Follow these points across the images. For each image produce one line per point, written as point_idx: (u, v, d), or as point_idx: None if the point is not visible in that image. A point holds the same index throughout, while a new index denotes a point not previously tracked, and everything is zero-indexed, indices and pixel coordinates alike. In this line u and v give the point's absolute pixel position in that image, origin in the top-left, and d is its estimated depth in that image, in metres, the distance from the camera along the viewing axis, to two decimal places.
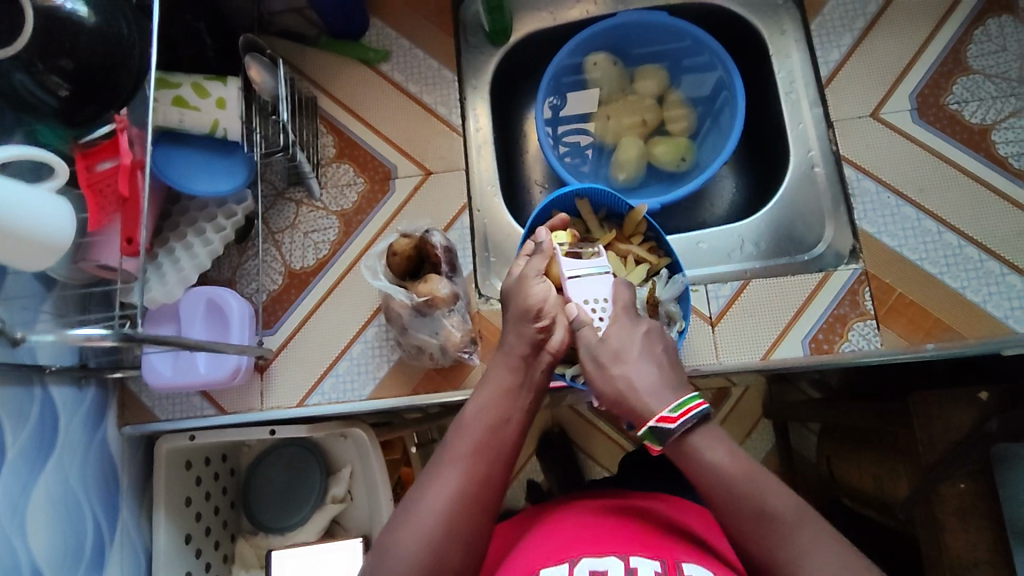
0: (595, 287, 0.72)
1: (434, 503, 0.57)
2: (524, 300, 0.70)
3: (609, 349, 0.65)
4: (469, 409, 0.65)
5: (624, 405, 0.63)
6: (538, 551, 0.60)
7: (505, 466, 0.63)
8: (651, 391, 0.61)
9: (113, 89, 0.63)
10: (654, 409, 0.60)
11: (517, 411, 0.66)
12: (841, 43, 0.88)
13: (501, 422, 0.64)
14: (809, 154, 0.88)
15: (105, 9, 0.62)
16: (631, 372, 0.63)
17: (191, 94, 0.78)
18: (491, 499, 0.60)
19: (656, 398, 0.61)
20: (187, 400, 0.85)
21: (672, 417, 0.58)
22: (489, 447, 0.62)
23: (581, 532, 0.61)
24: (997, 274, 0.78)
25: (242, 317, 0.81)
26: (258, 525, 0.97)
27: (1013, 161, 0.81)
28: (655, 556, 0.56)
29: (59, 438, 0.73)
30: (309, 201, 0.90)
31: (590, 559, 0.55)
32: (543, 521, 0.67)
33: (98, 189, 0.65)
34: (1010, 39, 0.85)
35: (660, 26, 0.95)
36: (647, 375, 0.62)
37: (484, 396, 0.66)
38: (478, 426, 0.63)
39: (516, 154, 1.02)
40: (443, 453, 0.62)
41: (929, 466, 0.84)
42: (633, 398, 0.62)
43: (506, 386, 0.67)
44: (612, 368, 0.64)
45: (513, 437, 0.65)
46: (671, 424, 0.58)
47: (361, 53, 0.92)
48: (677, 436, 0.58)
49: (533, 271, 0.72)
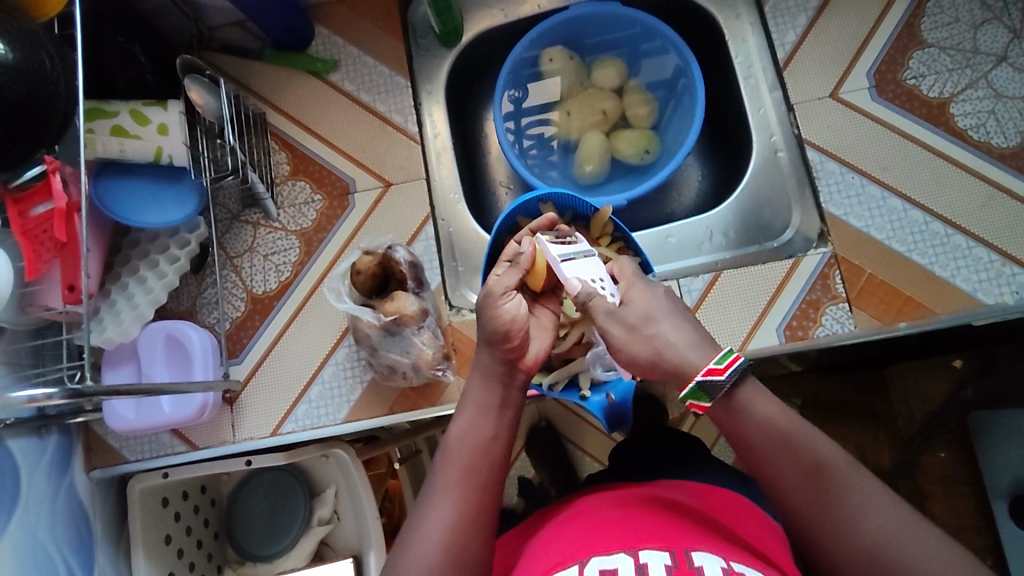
0: (588, 269, 0.66)
1: (431, 536, 0.56)
2: (495, 326, 0.63)
3: (636, 311, 0.60)
4: (454, 431, 0.62)
5: (659, 368, 0.58)
6: (549, 556, 0.58)
7: (497, 487, 0.60)
8: (690, 347, 0.57)
9: (43, 127, 0.59)
10: (698, 362, 0.56)
11: (503, 429, 0.63)
12: (796, 24, 0.87)
13: (488, 444, 0.61)
14: (771, 139, 0.87)
15: (23, 44, 0.58)
16: (665, 329, 0.59)
17: (130, 122, 0.74)
18: (489, 526, 0.58)
19: (697, 353, 0.57)
20: (156, 438, 0.82)
21: (720, 369, 0.54)
22: (480, 471, 0.59)
23: (590, 531, 0.59)
24: (964, 247, 0.78)
25: (204, 350, 0.78)
26: (244, 554, 0.95)
27: (972, 133, 0.81)
28: (666, 547, 0.54)
29: (23, 492, 0.69)
30: (266, 222, 0.87)
31: (599, 558, 0.54)
32: (555, 520, 0.66)
33: (33, 236, 0.62)
34: (962, 9, 0.85)
35: (612, 16, 0.93)
36: (683, 332, 0.58)
37: (465, 415, 0.63)
38: (464, 449, 0.60)
39: (479, 155, 0.99)
40: (434, 482, 0.59)
41: (909, 437, 0.90)
42: (674, 355, 0.57)
43: (488, 404, 0.63)
44: (644, 328, 0.59)
45: (503, 456, 0.62)
46: (720, 376, 0.54)
47: (308, 64, 0.89)
48: (726, 390, 0.54)
49: (502, 289, 0.64)
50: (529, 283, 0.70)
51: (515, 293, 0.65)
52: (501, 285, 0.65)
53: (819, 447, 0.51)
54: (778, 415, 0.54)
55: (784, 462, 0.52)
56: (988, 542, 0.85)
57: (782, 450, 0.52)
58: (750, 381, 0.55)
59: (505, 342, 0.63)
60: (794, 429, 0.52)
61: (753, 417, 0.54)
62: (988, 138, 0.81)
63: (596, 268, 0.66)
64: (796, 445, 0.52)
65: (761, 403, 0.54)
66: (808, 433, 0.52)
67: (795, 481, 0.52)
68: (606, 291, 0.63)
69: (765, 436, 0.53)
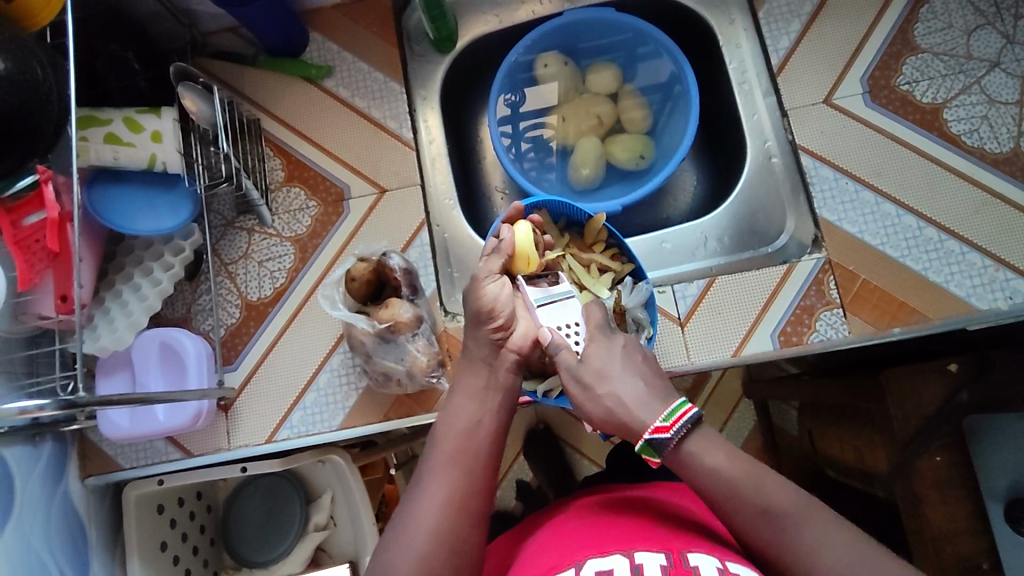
0: (563, 313, 0.68)
1: (423, 522, 0.55)
2: (478, 308, 0.66)
3: (591, 369, 0.61)
4: (442, 419, 0.63)
5: (613, 423, 0.59)
6: (543, 559, 0.58)
7: (489, 474, 0.60)
8: (640, 405, 0.58)
9: (34, 137, 0.59)
10: (646, 421, 0.57)
11: (489, 413, 0.63)
12: (790, 29, 0.87)
13: (473, 429, 0.61)
14: (765, 145, 0.87)
15: (15, 54, 0.58)
16: (617, 386, 0.60)
17: (124, 129, 0.74)
18: (478, 510, 0.57)
19: (647, 410, 0.58)
20: (150, 446, 0.82)
21: (666, 426, 0.56)
22: (467, 456, 0.59)
23: (585, 534, 0.59)
24: (958, 252, 0.78)
25: (199, 358, 0.78)
26: (241, 561, 0.95)
27: (966, 139, 0.81)
28: (660, 549, 0.54)
29: (17, 501, 0.69)
30: (261, 228, 0.87)
31: (594, 561, 0.53)
32: (548, 523, 0.66)
33: (26, 246, 0.62)
34: (955, 15, 0.85)
35: (606, 22, 0.93)
36: (635, 390, 0.59)
37: (454, 403, 0.63)
38: (453, 436, 0.61)
39: (474, 161, 1.00)
40: (423, 468, 0.59)
41: (904, 443, 0.84)
42: (625, 413, 0.58)
43: (475, 390, 0.64)
44: (597, 386, 0.60)
45: (490, 438, 0.62)
46: (666, 434, 0.55)
47: (303, 71, 0.89)
48: (672, 445, 0.56)
49: (488, 273, 0.67)
50: (516, 271, 0.71)
51: (499, 275, 0.68)
52: (485, 269, 0.68)
53: (767, 491, 0.53)
54: (728, 464, 0.55)
55: (738, 513, 0.53)
56: (984, 546, 0.85)
57: (733, 502, 0.53)
58: (699, 431, 0.57)
59: (489, 322, 0.65)
60: (741, 475, 0.54)
61: (704, 469, 0.55)
62: (981, 144, 0.81)
63: (573, 311, 0.68)
64: (745, 491, 0.53)
65: (707, 454, 0.55)
66: (756, 478, 0.54)
67: (748, 527, 0.53)
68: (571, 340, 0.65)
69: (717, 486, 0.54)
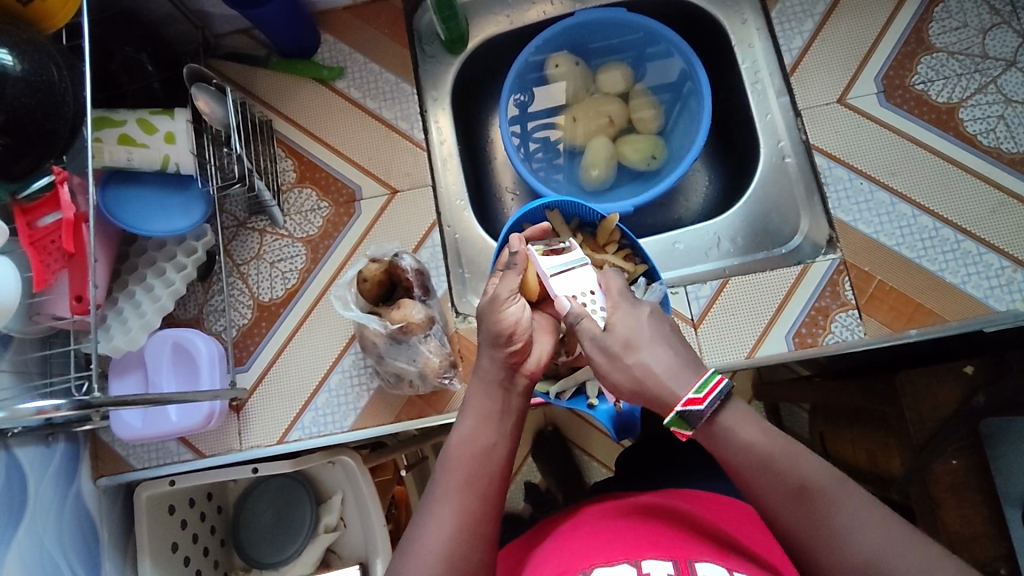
0: (580, 281, 0.66)
1: (433, 544, 0.54)
2: (500, 328, 0.64)
3: (617, 337, 0.58)
4: (455, 438, 0.61)
5: (643, 394, 0.56)
6: (551, 566, 0.57)
7: (500, 495, 0.59)
8: (671, 375, 0.55)
9: (50, 139, 0.59)
10: (679, 391, 0.54)
11: (503, 436, 0.62)
12: (803, 29, 0.87)
13: (489, 450, 0.60)
14: (779, 145, 0.86)
15: (32, 56, 0.58)
16: (646, 356, 0.56)
17: (137, 131, 0.74)
18: (490, 534, 0.57)
19: (677, 380, 0.55)
20: (162, 446, 0.82)
21: (700, 398, 0.53)
22: (480, 480, 0.58)
23: (592, 541, 0.58)
24: (975, 253, 0.77)
25: (210, 359, 0.78)
26: (251, 562, 0.95)
27: (982, 139, 0.80)
28: (668, 557, 0.54)
29: (30, 501, 0.69)
30: (272, 229, 0.87)
31: (601, 569, 0.53)
32: (557, 532, 0.65)
33: (41, 246, 0.62)
34: (970, 14, 0.84)
35: (617, 22, 0.92)
36: (664, 359, 0.56)
37: (469, 421, 0.61)
38: (467, 456, 0.59)
39: (484, 161, 0.99)
40: (432, 493, 0.58)
41: (920, 445, 0.82)
42: (654, 382, 0.55)
43: (487, 412, 0.62)
44: (625, 355, 0.57)
45: (504, 464, 0.60)
46: (700, 405, 0.53)
47: (314, 71, 0.89)
48: (706, 418, 0.53)
49: (508, 292, 0.65)
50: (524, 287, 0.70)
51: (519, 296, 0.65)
52: (505, 288, 0.65)
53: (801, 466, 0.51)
54: (761, 437, 0.52)
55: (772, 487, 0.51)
56: (1002, 551, 0.82)
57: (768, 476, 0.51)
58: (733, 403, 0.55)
59: (511, 337, 0.64)
60: (775, 450, 0.52)
61: (736, 441, 0.53)
62: (998, 144, 0.80)
63: (589, 278, 0.66)
64: (779, 467, 0.51)
65: (740, 427, 0.53)
66: (794, 457, 0.51)
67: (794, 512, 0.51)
68: (593, 306, 0.62)
69: (751, 458, 0.52)
